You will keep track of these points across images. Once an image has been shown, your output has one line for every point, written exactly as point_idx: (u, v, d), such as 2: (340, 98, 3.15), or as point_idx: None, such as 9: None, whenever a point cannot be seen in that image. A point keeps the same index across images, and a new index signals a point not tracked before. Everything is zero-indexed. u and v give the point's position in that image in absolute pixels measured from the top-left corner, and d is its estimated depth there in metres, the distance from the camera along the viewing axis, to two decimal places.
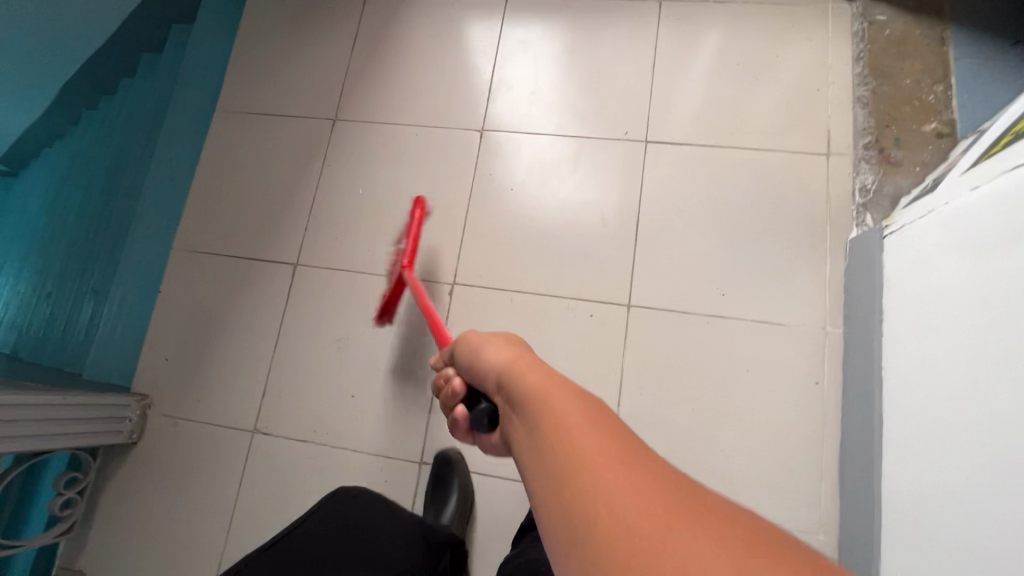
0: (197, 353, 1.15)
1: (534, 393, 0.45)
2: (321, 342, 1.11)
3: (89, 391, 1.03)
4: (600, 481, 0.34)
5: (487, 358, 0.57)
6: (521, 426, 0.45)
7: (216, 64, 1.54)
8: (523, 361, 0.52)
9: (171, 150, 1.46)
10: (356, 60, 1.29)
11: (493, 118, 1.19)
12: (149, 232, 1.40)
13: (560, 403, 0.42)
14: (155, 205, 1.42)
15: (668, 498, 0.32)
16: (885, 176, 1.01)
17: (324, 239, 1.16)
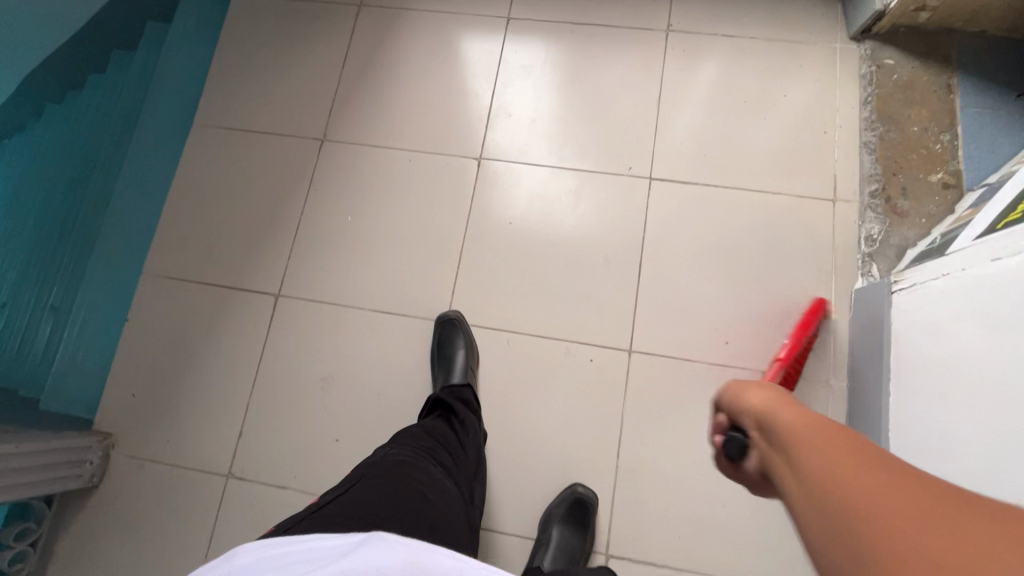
0: (167, 390, 1.06)
1: (798, 434, 0.39)
2: (303, 380, 1.04)
3: (45, 433, 0.94)
4: (912, 525, 0.28)
5: (747, 405, 0.49)
6: (784, 471, 0.38)
7: (196, 70, 1.44)
8: (777, 403, 0.45)
9: (145, 162, 1.37)
10: (347, 76, 1.22)
11: (491, 146, 1.14)
12: (117, 252, 1.30)
13: (831, 453, 0.35)
14: (126, 220, 1.32)
15: (971, 531, 0.27)
16: (891, 227, 1.00)
17: (310, 269, 1.10)
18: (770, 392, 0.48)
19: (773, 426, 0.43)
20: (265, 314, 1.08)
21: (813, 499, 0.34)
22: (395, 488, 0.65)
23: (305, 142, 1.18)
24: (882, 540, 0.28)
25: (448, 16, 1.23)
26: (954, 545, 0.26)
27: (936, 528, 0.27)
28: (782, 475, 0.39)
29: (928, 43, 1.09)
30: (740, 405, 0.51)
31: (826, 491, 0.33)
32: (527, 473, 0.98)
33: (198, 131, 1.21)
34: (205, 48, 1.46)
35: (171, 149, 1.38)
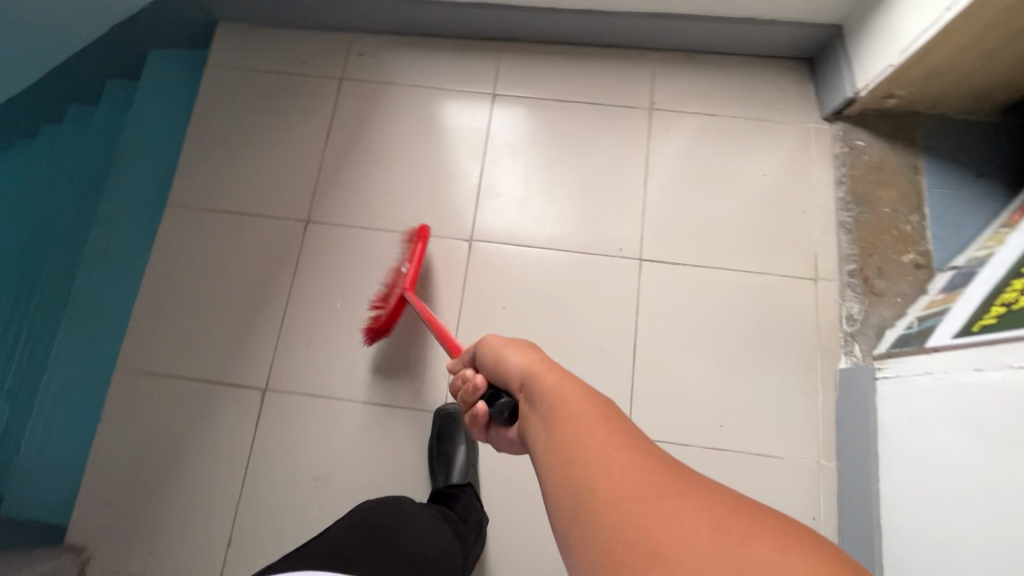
0: (148, 496, 1.01)
1: (558, 394, 0.52)
2: (296, 479, 1.01)
3: (16, 561, 0.88)
4: (586, 430, 0.45)
5: (510, 361, 0.63)
6: (544, 421, 0.50)
7: (167, 138, 1.39)
8: (537, 366, 0.60)
9: (115, 235, 1.30)
10: (331, 153, 1.19)
11: (481, 227, 1.14)
12: (86, 337, 1.23)
13: (576, 400, 0.50)
14: (96, 300, 1.25)
15: (649, 480, 0.38)
16: (870, 307, 1.04)
17: (299, 360, 1.06)
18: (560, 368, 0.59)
19: (529, 376, 0.59)
20: (252, 410, 1.04)
21: (562, 444, 0.45)
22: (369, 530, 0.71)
23: (288, 224, 1.14)
24: (583, 456, 0.42)
25: (431, 91, 1.23)
26: (606, 438, 0.43)
27: (600, 447, 0.42)
28: (535, 417, 0.52)
29: (894, 126, 1.15)
30: (521, 368, 0.61)
31: (553, 412, 0.50)
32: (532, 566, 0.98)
33: (173, 211, 1.16)
34: (180, 116, 1.40)
35: (146, 225, 1.32)
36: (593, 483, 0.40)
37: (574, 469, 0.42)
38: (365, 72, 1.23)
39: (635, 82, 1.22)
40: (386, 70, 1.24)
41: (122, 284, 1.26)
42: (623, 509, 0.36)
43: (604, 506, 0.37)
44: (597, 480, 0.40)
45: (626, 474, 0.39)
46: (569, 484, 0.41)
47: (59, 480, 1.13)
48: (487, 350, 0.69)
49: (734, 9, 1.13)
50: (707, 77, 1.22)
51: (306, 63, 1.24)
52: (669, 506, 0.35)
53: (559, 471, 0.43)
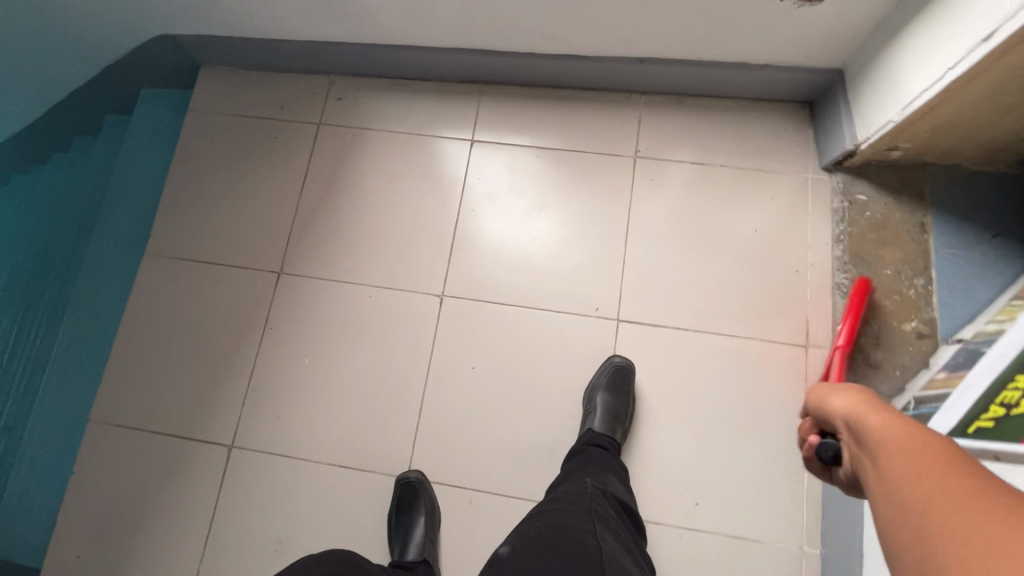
0: (114, 552, 1.01)
1: (886, 437, 0.38)
2: (257, 542, 0.99)
3: None
4: (917, 463, 0.33)
5: (835, 405, 0.48)
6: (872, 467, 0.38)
7: (155, 173, 1.39)
8: (870, 407, 0.44)
9: (100, 273, 1.32)
10: (306, 201, 1.18)
11: (455, 281, 1.11)
12: (72, 377, 1.26)
13: (902, 448, 0.36)
14: (79, 339, 1.27)
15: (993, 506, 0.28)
16: (864, 380, 0.97)
17: (264, 418, 1.05)
18: (887, 406, 0.44)
19: (855, 425, 0.43)
20: (217, 469, 1.03)
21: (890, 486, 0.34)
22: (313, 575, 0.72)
23: (260, 275, 1.13)
24: (923, 486, 0.32)
25: (410, 137, 1.20)
26: (945, 468, 0.32)
27: (932, 478, 0.31)
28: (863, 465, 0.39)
29: (900, 178, 1.06)
30: (846, 416, 0.46)
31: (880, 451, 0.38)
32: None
33: (151, 260, 1.17)
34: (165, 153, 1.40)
35: (129, 264, 1.32)
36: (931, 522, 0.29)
37: (901, 509, 0.32)
38: (342, 117, 1.21)
39: (620, 128, 1.17)
40: (364, 115, 1.21)
41: (102, 323, 1.28)
42: (972, 535, 0.27)
43: (916, 496, 0.31)
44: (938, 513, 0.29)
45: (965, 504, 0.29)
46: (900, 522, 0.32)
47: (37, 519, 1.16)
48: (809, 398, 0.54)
49: (724, 54, 1.06)
50: (698, 123, 1.16)
51: (284, 108, 1.23)
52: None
53: (890, 513, 0.33)
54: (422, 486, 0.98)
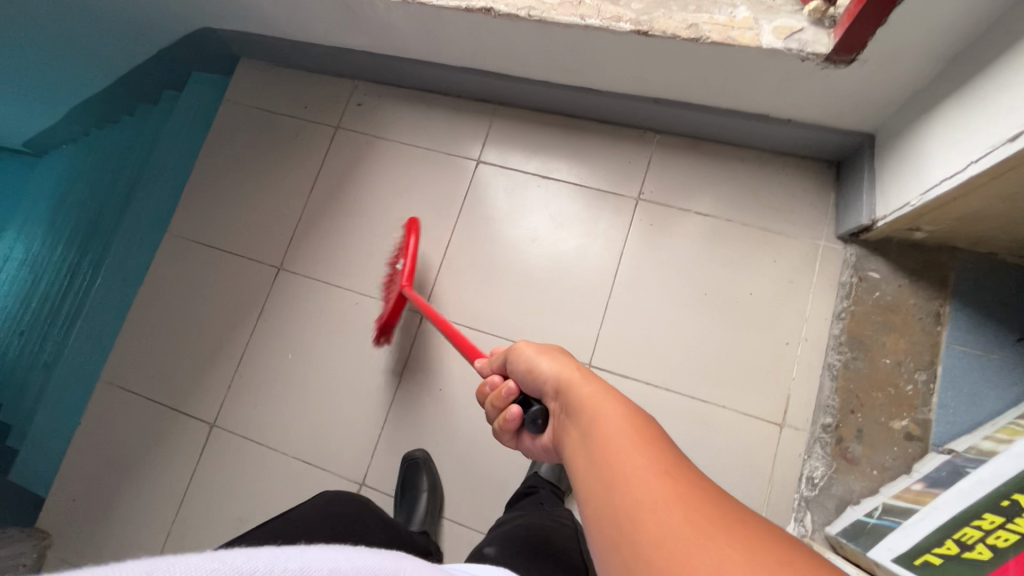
0: (103, 504, 1.12)
1: (582, 401, 0.50)
2: (222, 518, 1.07)
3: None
4: (608, 437, 0.43)
5: (544, 369, 0.59)
6: (575, 432, 0.48)
7: (193, 143, 1.47)
8: (576, 373, 0.55)
9: (136, 233, 1.43)
10: (314, 202, 1.22)
11: (438, 301, 1.12)
12: (93, 339, 1.37)
13: (616, 427, 0.44)
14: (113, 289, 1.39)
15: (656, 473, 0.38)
16: (836, 473, 0.90)
17: (245, 405, 1.12)
18: (576, 363, 0.58)
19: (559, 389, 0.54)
20: (198, 445, 1.12)
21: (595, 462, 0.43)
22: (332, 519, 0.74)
23: (262, 268, 1.19)
24: (612, 458, 0.41)
25: (419, 151, 1.21)
26: (627, 437, 0.42)
27: (622, 453, 0.41)
28: (569, 427, 0.50)
29: (923, 260, 0.96)
30: (552, 383, 0.56)
31: (579, 412, 0.49)
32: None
33: (171, 240, 1.26)
34: (200, 138, 1.47)
35: (154, 241, 1.41)
36: (617, 492, 0.38)
37: (600, 482, 0.40)
38: (358, 124, 1.24)
39: (628, 167, 1.13)
40: (379, 125, 1.23)
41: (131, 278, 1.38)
42: (661, 508, 0.35)
43: (621, 485, 0.38)
44: (622, 488, 0.38)
45: (641, 471, 0.39)
46: (596, 491, 0.40)
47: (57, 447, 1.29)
48: (519, 359, 0.63)
49: (744, 106, 0.99)
50: (710, 171, 1.10)
51: (307, 108, 1.27)
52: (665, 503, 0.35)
53: (592, 480, 0.42)
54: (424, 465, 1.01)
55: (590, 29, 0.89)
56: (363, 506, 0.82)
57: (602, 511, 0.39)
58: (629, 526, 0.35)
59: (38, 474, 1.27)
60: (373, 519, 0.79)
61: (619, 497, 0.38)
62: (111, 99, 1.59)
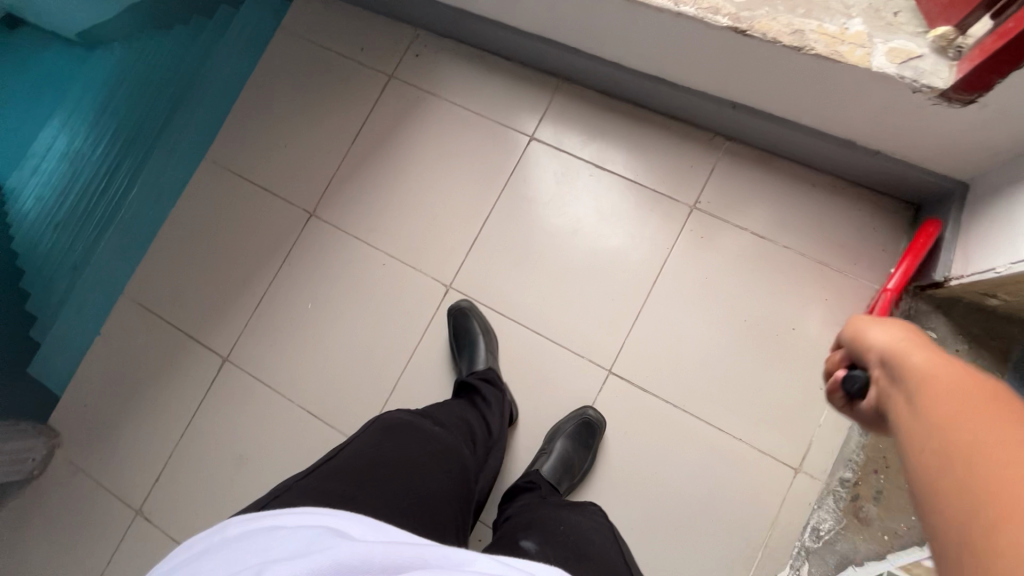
0: (111, 414, 1.14)
1: (911, 363, 0.41)
2: (222, 450, 1.09)
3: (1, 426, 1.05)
4: (942, 392, 0.35)
5: (871, 337, 0.47)
6: (897, 393, 0.41)
7: (247, 61, 1.41)
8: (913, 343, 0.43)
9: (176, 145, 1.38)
10: (356, 152, 1.18)
11: (466, 277, 1.08)
12: (119, 248, 1.35)
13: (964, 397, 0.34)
14: (146, 199, 1.36)
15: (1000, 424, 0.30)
16: (843, 531, 0.86)
17: (259, 346, 1.12)
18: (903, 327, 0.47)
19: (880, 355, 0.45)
20: (208, 375, 1.12)
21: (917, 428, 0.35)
22: (382, 456, 0.69)
23: (294, 211, 1.16)
24: (948, 412, 0.34)
25: (473, 116, 1.15)
26: (976, 395, 0.33)
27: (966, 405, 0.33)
28: (891, 392, 0.41)
29: (990, 327, 0.89)
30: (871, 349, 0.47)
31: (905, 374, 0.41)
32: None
33: (208, 165, 1.23)
34: (252, 59, 1.39)
35: (192, 159, 1.36)
36: (956, 435, 0.32)
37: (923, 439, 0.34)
38: (414, 76, 1.18)
39: (689, 171, 1.05)
40: (435, 81, 1.17)
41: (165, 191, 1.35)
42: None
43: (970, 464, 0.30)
44: (960, 436, 0.31)
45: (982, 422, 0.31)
46: (919, 445, 0.34)
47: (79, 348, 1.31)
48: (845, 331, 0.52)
49: (832, 129, 0.90)
50: (777, 191, 1.02)
51: (363, 50, 1.21)
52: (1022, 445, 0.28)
53: (915, 435, 0.35)
54: (471, 315, 1.04)
55: (681, 17, 0.81)
56: (416, 420, 0.79)
57: (925, 461, 0.33)
58: (957, 468, 0.30)
59: (55, 370, 1.30)
60: (427, 431, 0.77)
61: (945, 452, 0.32)
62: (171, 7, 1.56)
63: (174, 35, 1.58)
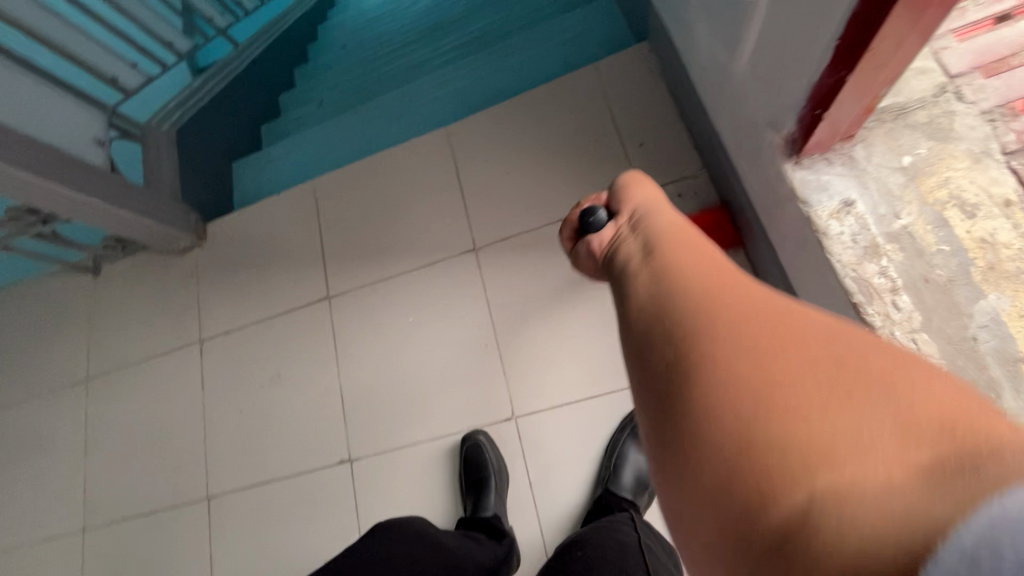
0: (239, 258, 1.30)
1: (674, 264, 0.39)
2: (272, 356, 1.20)
3: (162, 205, 1.25)
4: (702, 286, 0.35)
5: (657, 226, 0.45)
6: (646, 276, 0.40)
7: (548, 57, 1.32)
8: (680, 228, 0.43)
9: (442, 89, 1.39)
10: (552, 229, 1.10)
11: (534, 423, 1.01)
12: (341, 135, 1.45)
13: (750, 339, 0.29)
14: (386, 116, 1.42)
15: (850, 376, 0.25)
16: None
17: (354, 310, 1.17)
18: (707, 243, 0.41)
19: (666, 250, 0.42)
20: (308, 295, 1.21)
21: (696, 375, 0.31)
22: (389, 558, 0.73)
23: (466, 233, 1.14)
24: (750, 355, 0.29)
25: None
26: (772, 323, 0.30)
27: (783, 328, 0.29)
28: (640, 278, 0.40)
29: None
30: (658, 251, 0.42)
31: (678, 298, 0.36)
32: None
33: (443, 134, 1.23)
34: (557, 68, 1.29)
35: (443, 116, 1.35)
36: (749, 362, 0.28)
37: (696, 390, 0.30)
38: None
39: None
40: None
41: (401, 121, 1.39)
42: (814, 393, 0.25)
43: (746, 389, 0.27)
44: (707, 336, 0.31)
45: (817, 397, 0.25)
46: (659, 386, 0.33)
47: (264, 185, 1.47)
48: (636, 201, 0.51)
49: None
50: None
51: (639, 150, 1.08)
52: (753, 384, 0.27)
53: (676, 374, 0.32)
54: (485, 452, 0.97)
55: None
56: (429, 526, 0.82)
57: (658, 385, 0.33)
58: (714, 425, 0.27)
59: (242, 187, 1.49)
60: (442, 543, 0.81)
61: (733, 419, 0.27)
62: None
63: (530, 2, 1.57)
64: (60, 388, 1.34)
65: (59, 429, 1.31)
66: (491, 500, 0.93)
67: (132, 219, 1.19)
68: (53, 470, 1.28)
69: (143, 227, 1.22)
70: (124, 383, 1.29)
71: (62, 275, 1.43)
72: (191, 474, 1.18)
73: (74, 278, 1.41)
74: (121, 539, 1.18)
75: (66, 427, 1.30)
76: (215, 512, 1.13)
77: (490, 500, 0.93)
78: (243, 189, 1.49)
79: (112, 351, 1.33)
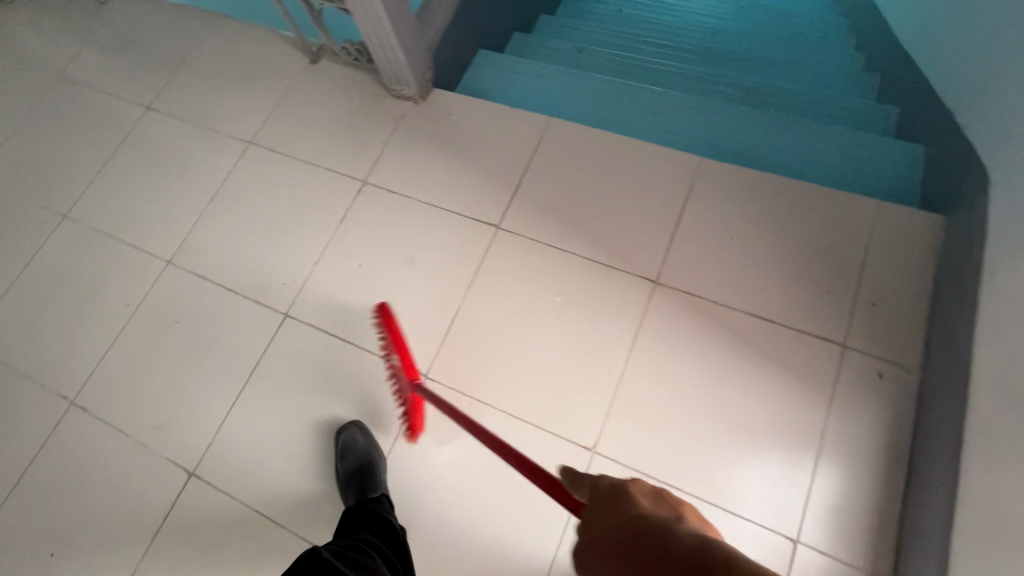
0: (439, 137, 1.28)
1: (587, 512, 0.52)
2: (414, 240, 1.18)
3: (417, 49, 1.23)
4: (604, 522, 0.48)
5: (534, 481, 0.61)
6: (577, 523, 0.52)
7: (828, 164, 1.21)
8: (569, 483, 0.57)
9: (705, 118, 1.31)
10: (734, 319, 1.04)
11: (606, 469, 0.97)
12: (586, 95, 1.39)
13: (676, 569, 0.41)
14: (637, 106, 1.35)
15: None
16: None
17: (509, 256, 1.14)
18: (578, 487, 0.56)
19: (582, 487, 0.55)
20: (479, 213, 1.19)
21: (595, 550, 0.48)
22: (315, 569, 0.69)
23: (654, 264, 1.10)
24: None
25: (804, 459, 0.94)
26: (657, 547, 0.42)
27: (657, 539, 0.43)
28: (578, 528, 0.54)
29: None
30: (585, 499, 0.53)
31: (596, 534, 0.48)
32: (262, 415, 1.08)
33: (692, 163, 1.17)
34: (837, 177, 1.19)
35: (700, 145, 1.27)
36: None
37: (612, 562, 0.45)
38: (845, 378, 0.97)
39: None
40: (844, 405, 0.96)
41: (648, 122, 1.32)
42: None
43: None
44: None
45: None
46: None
47: (490, 89, 1.43)
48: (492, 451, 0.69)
49: None
50: None
51: (866, 310, 1.01)
52: None
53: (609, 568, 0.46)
54: (363, 449, 1.01)
55: None
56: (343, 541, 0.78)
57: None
58: None
59: (470, 77, 1.46)
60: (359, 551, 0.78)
61: None
62: (848, 105, 1.47)
63: (826, 102, 1.48)
64: (223, 136, 1.37)
65: (202, 168, 1.34)
66: (381, 487, 0.97)
67: (389, 43, 1.17)
68: (174, 197, 1.32)
69: (390, 54, 1.20)
70: (278, 169, 1.31)
71: (284, 43, 1.44)
72: (284, 285, 1.19)
73: (292, 53, 1.42)
74: (192, 295, 1.21)
75: (209, 170, 1.34)
76: (283, 332, 1.14)
77: (378, 490, 0.97)
78: (471, 80, 1.45)
79: (286, 135, 1.34)
